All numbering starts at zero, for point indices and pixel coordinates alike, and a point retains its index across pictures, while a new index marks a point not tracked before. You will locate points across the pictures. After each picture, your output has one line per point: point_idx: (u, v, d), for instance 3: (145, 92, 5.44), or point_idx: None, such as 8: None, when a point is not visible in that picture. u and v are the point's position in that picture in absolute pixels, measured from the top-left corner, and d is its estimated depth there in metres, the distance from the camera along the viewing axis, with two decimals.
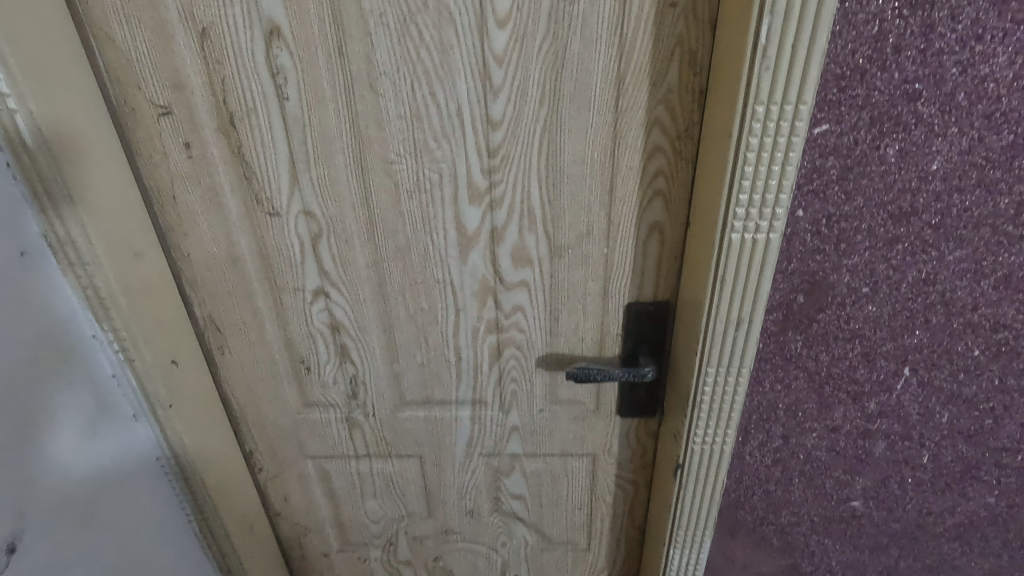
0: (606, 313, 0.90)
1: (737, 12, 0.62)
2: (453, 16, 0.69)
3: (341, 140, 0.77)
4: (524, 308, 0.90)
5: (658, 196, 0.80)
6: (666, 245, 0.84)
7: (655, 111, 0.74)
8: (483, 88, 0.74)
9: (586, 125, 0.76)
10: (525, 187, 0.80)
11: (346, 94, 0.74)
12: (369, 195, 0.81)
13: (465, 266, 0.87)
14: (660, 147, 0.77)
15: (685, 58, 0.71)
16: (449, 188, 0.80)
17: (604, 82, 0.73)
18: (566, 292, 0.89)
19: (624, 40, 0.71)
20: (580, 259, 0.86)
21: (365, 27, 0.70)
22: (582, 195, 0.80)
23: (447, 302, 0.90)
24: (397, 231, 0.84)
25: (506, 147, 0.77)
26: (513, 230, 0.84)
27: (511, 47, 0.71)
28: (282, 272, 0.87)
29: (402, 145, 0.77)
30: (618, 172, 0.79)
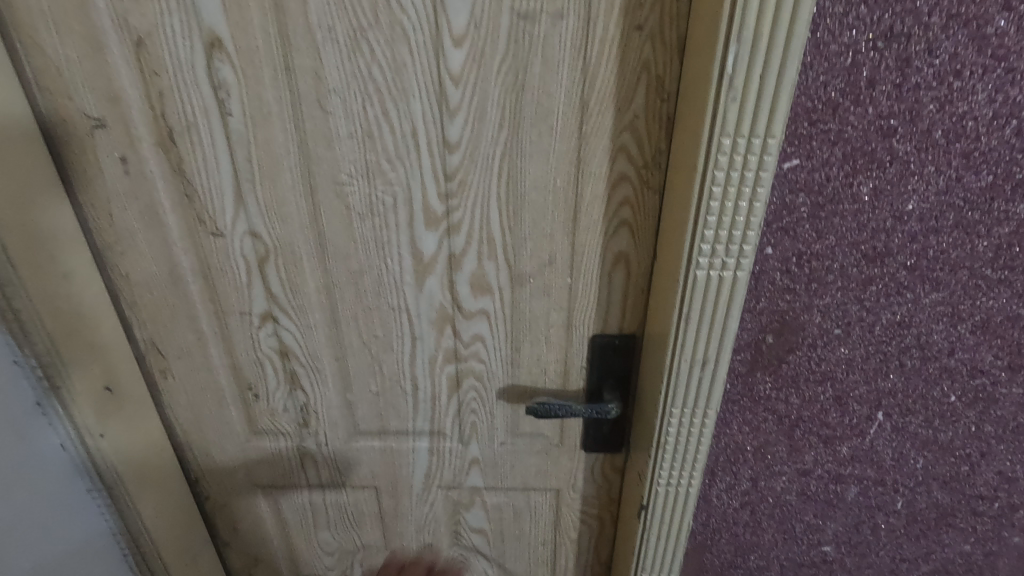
0: (570, 345, 0.86)
1: (704, 38, 0.58)
2: (406, 32, 0.65)
3: (288, 159, 0.72)
4: (483, 338, 0.86)
5: (624, 226, 0.76)
6: (632, 277, 0.80)
7: (621, 138, 0.70)
8: (439, 108, 0.69)
9: (548, 151, 0.72)
10: (484, 212, 0.76)
11: (294, 112, 0.70)
12: (318, 216, 0.76)
13: (421, 293, 0.82)
14: (626, 175, 0.73)
15: (651, 84, 0.67)
16: (404, 213, 0.76)
17: (568, 106, 0.69)
18: (528, 323, 0.84)
19: (587, 65, 0.66)
20: (542, 289, 0.82)
21: (313, 42, 0.66)
22: (544, 223, 0.76)
23: (402, 330, 0.86)
24: (348, 256, 0.79)
25: (463, 172, 0.73)
26: (471, 257, 0.79)
27: (469, 67, 0.67)
28: (226, 295, 0.83)
29: (353, 166, 0.73)
30: (582, 200, 0.75)
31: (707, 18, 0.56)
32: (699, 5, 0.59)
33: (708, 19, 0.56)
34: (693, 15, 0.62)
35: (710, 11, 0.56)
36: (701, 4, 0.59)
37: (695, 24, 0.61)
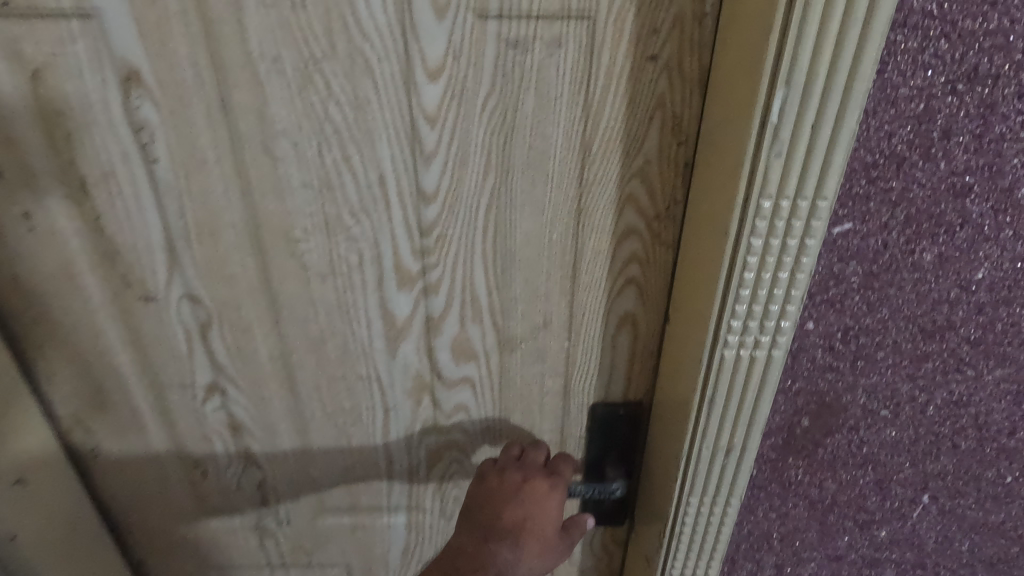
0: (567, 414, 0.75)
1: (734, 76, 0.47)
2: (369, 64, 0.53)
3: (230, 213, 0.60)
4: (467, 407, 0.74)
5: (632, 284, 0.65)
6: (639, 339, 0.69)
7: (629, 186, 0.59)
8: (412, 153, 0.57)
9: (542, 201, 0.60)
10: (467, 270, 0.64)
11: (234, 158, 0.57)
12: (269, 277, 0.64)
13: (393, 359, 0.71)
14: (634, 228, 0.61)
15: (666, 124, 0.56)
16: (371, 272, 0.64)
17: (566, 150, 0.57)
18: (519, 390, 0.73)
19: (590, 102, 0.55)
20: (535, 354, 0.70)
21: (254, 75, 0.53)
22: (537, 282, 0.65)
23: (373, 400, 0.74)
24: (307, 321, 0.67)
25: (441, 226, 0.62)
26: (452, 320, 0.68)
27: (447, 105, 0.55)
28: (164, 365, 0.70)
29: (308, 220, 0.61)
30: (582, 256, 0.63)
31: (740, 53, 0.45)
32: (728, 33, 0.48)
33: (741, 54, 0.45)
34: (719, 45, 0.50)
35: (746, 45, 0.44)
36: (730, 33, 0.48)
37: (721, 56, 0.50)
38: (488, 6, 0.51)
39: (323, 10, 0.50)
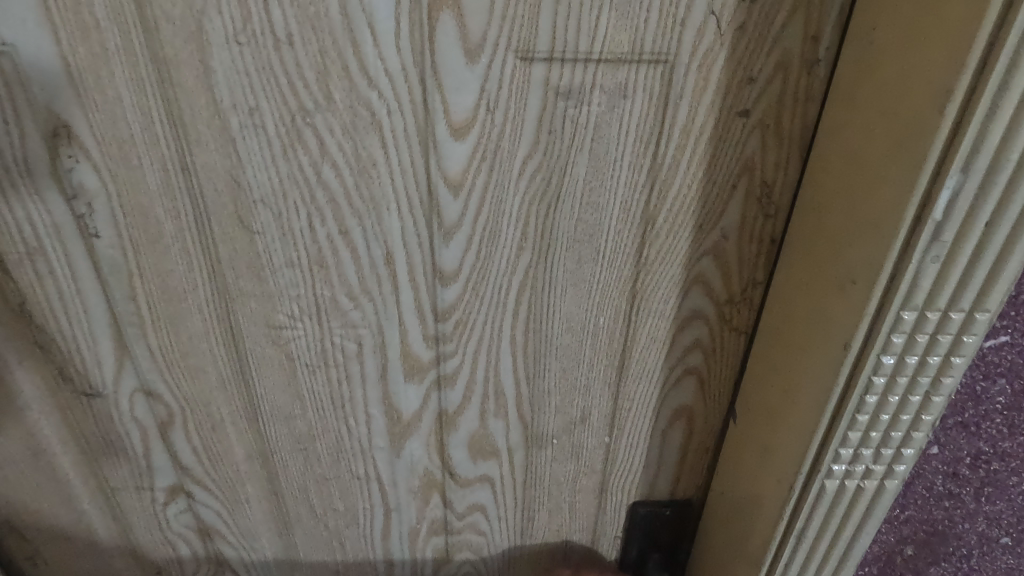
0: (602, 513, 0.63)
1: (867, 147, 0.35)
2: (377, 117, 0.41)
3: (195, 295, 0.47)
4: (484, 507, 0.63)
5: (692, 374, 0.53)
6: (695, 434, 0.58)
7: (699, 265, 0.47)
8: (428, 225, 0.45)
9: (588, 281, 0.48)
10: (491, 359, 0.52)
11: (199, 231, 0.45)
12: (245, 369, 0.52)
13: (397, 458, 0.58)
14: (700, 312, 0.50)
15: (752, 193, 0.44)
16: (372, 363, 0.52)
17: (624, 222, 0.45)
18: (547, 489, 0.61)
19: (659, 166, 0.43)
20: (568, 450, 0.58)
21: (224, 130, 0.40)
22: (577, 372, 0.53)
23: (372, 501, 0.61)
24: (292, 417, 0.55)
25: (462, 310, 0.49)
26: (470, 414, 0.56)
27: (475, 167, 0.43)
28: (115, 466, 0.57)
29: (294, 304, 0.48)
30: (633, 343, 0.52)
31: (883, 120, 0.33)
32: (854, 87, 0.36)
33: (885, 123, 0.33)
34: (834, 100, 0.39)
35: (894, 112, 0.32)
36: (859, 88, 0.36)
37: (839, 115, 0.38)
38: (535, 46, 0.39)
39: (316, 49, 0.38)
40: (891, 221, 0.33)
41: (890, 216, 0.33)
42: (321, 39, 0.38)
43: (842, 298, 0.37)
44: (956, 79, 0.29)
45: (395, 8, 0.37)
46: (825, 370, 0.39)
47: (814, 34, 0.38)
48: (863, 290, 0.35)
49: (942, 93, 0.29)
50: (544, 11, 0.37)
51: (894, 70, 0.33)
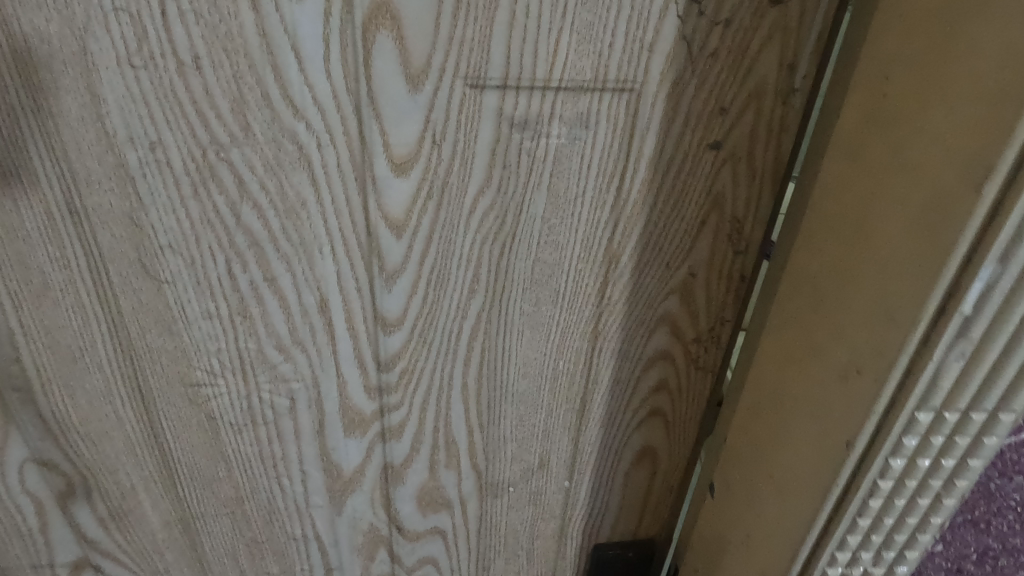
0: (561, 558, 0.59)
1: (875, 226, 0.31)
2: (305, 151, 0.35)
3: (93, 353, 0.41)
4: (436, 559, 0.58)
5: (657, 415, 0.50)
6: (659, 473, 0.54)
7: (666, 304, 0.44)
8: (368, 268, 0.40)
9: (547, 324, 0.44)
10: (441, 409, 0.47)
11: (95, 281, 0.38)
12: (159, 431, 0.45)
13: (337, 516, 0.53)
14: (667, 352, 0.46)
15: (722, 229, 0.41)
16: (308, 418, 0.46)
17: (585, 261, 0.41)
18: (503, 537, 0.57)
19: (622, 201, 0.39)
20: (526, 498, 0.54)
21: (120, 167, 0.34)
22: (535, 418, 0.49)
23: (310, 562, 0.56)
24: (216, 479, 0.48)
25: (408, 358, 0.44)
26: (419, 466, 0.51)
27: (421, 205, 0.38)
28: (5, 543, 0.49)
29: (214, 359, 0.42)
30: (595, 386, 0.48)
31: (899, 198, 0.29)
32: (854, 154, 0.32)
33: (901, 201, 0.29)
34: (826, 164, 0.34)
35: (913, 190, 0.28)
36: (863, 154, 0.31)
37: (836, 181, 0.33)
38: (487, 72, 0.34)
39: (229, 75, 0.32)
40: (908, 312, 0.29)
41: (907, 308, 0.29)
42: (236, 64, 0.32)
43: (846, 389, 0.33)
44: (995, 158, 0.25)
45: (323, 27, 0.32)
46: (826, 464, 0.35)
47: (789, 61, 0.35)
48: (873, 384, 0.31)
49: (978, 176, 0.26)
50: (497, 34, 0.33)
51: (915, 141, 0.28)
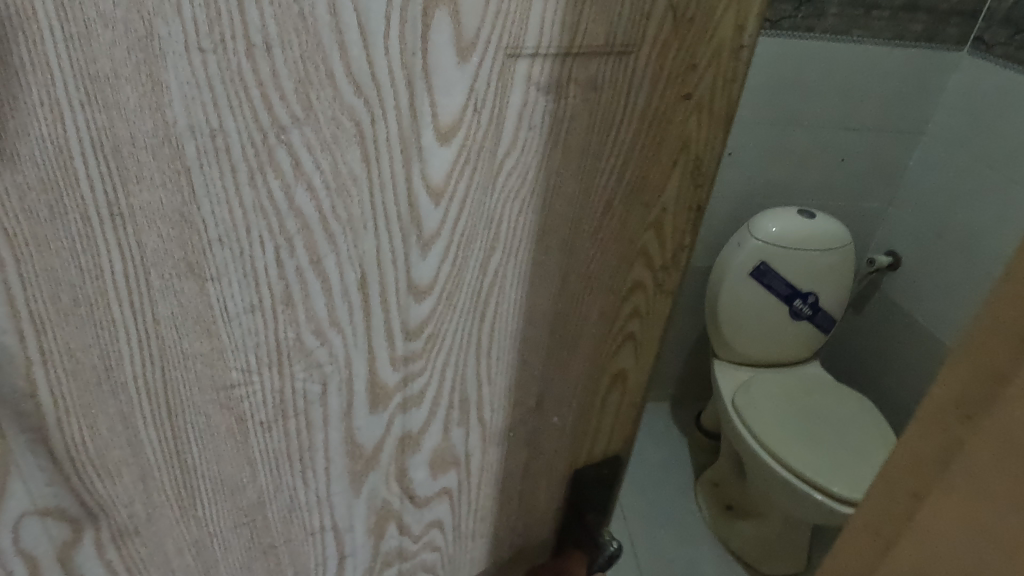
0: (545, 488, 0.66)
1: (966, 491, 0.28)
2: (361, 128, 0.36)
3: (121, 372, 0.37)
4: (443, 520, 0.61)
5: (629, 339, 0.58)
6: (628, 392, 0.62)
7: (642, 239, 0.51)
8: (406, 238, 0.42)
9: (551, 268, 0.49)
10: (459, 368, 0.51)
11: (130, 291, 0.35)
12: (184, 446, 0.42)
13: (355, 498, 0.53)
14: (640, 280, 0.54)
15: (687, 167, 0.49)
16: (337, 401, 0.46)
17: (585, 208, 0.47)
18: (501, 481, 0.62)
19: (617, 151, 0.45)
20: (522, 437, 0.60)
21: (176, 160, 0.33)
22: (534, 359, 0.54)
23: (325, 553, 0.55)
24: (239, 486, 0.47)
25: (434, 322, 0.47)
26: (434, 430, 0.53)
27: (460, 172, 0.41)
28: None
29: (252, 355, 0.41)
30: (583, 321, 0.54)
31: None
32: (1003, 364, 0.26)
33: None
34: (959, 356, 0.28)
35: None
36: (952, 455, 0.29)
37: (950, 406, 0.28)
38: (524, 42, 0.38)
39: (297, 55, 0.32)
40: None
41: None
42: (304, 43, 0.32)
43: None
44: None
45: (388, 3, 0.33)
46: None
47: (741, 23, 0.43)
48: None
49: None
50: (533, 6, 0.37)
51: None
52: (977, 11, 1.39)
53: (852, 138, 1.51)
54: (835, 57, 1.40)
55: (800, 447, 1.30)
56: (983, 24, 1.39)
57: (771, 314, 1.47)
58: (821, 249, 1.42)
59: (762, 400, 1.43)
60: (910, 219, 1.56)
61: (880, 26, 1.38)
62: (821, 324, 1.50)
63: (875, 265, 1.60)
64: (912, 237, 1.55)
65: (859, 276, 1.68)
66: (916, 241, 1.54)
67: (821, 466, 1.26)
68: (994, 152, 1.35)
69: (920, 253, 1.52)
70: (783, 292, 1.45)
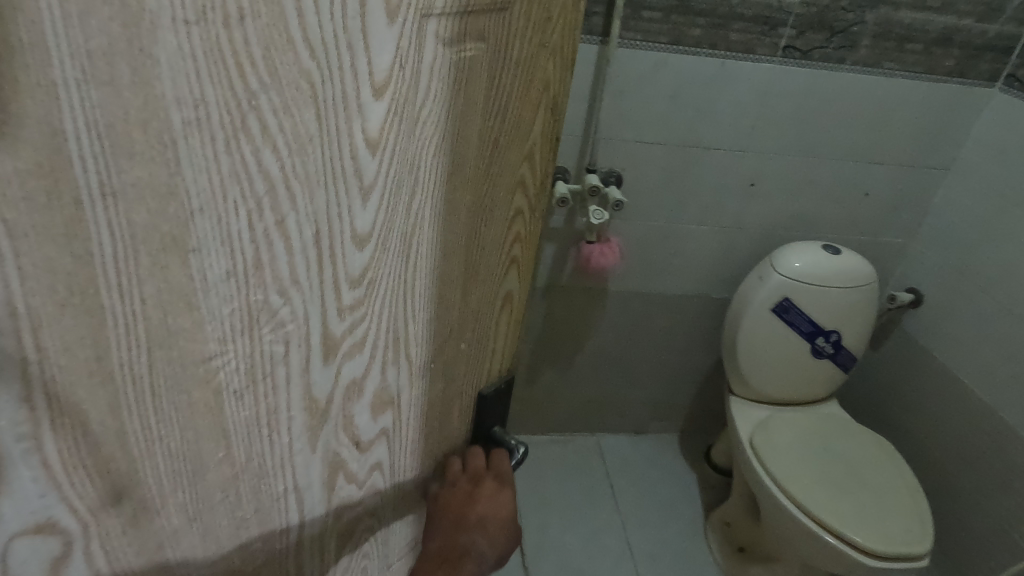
0: (454, 409, 0.68)
1: None
2: (314, 88, 0.39)
3: (112, 357, 0.38)
4: (383, 462, 0.63)
5: (513, 264, 0.62)
6: (514, 310, 0.66)
7: (519, 171, 0.56)
8: (349, 189, 0.44)
9: (449, 206, 0.52)
10: (393, 311, 0.53)
11: (123, 270, 0.35)
12: (165, 429, 0.43)
13: (312, 454, 0.55)
14: (520, 209, 0.59)
15: (547, 106, 0.55)
16: (297, 360, 0.48)
17: (477, 147, 0.51)
18: (426, 414, 0.65)
19: (500, 94, 0.50)
20: (439, 371, 0.63)
21: (164, 133, 0.34)
22: (437, 297, 0.57)
23: (286, 515, 0.57)
24: (215, 460, 0.47)
25: (373, 269, 0.49)
26: (374, 373, 0.55)
27: (391, 123, 0.44)
28: None
29: (227, 322, 0.42)
30: (478, 251, 0.57)
31: None
32: None
33: None
34: None
35: None
36: None
37: None
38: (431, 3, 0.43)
39: (265, 23, 0.35)
40: None
41: None
42: (270, 12, 0.35)
43: None
44: None
45: None
46: None
47: None
48: None
49: None
50: None
51: None
52: (982, 49, 1.74)
53: (866, 148, 1.88)
54: (852, 88, 1.77)
55: (841, 509, 1.71)
56: (989, 57, 1.75)
57: (795, 349, 1.97)
58: (831, 282, 1.89)
59: (795, 474, 1.81)
60: (931, 262, 1.98)
61: (904, 60, 1.74)
62: (842, 360, 2.01)
63: (897, 301, 1.99)
64: (966, 181, 1.88)
65: (882, 309, 2.08)
66: (937, 281, 1.94)
67: (861, 528, 1.66)
68: (1003, 180, 1.77)
69: (937, 293, 1.94)
70: (806, 328, 1.94)
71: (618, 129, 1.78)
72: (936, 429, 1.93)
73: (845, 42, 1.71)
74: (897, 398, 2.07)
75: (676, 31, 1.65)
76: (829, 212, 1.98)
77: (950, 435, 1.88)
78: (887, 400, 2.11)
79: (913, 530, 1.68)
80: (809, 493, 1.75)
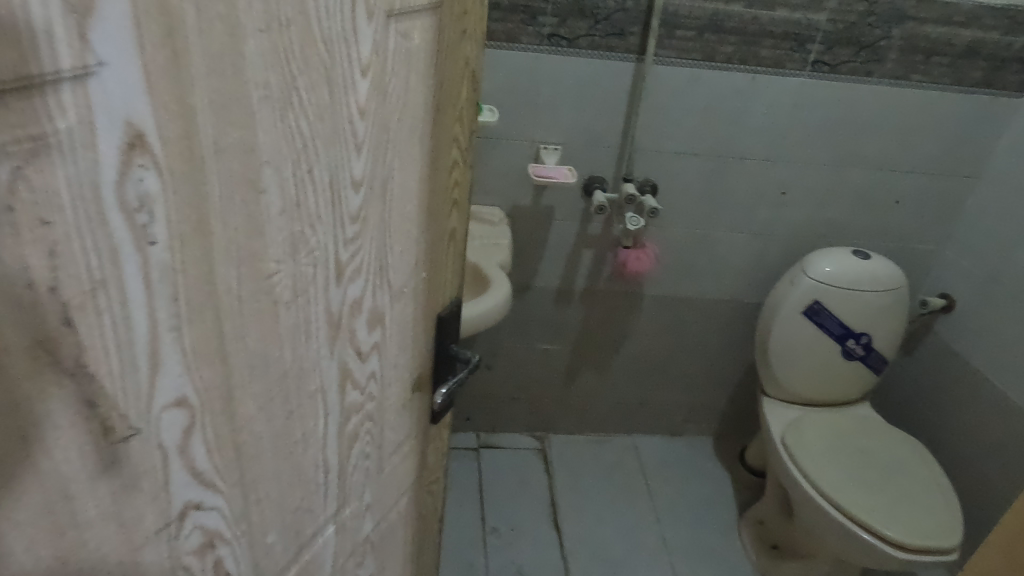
0: (422, 326, 0.86)
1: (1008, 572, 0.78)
2: (326, 72, 0.56)
3: (218, 271, 0.53)
4: (376, 372, 0.79)
5: (454, 203, 0.83)
6: (456, 240, 0.87)
7: (454, 129, 0.77)
8: (348, 144, 0.62)
9: (406, 154, 0.70)
10: (378, 240, 0.71)
11: (224, 204, 0.52)
12: (246, 331, 0.58)
13: (332, 360, 0.71)
14: (455, 158, 0.80)
15: (468, 77, 0.76)
16: (322, 277, 0.65)
17: (424, 109, 0.71)
18: (403, 331, 0.82)
19: (439, 70, 0.70)
20: (406, 296, 0.80)
21: (247, 107, 0.51)
22: (404, 226, 0.74)
23: (318, 414, 0.72)
24: (274, 359, 0.63)
25: (364, 208, 0.67)
26: (369, 294, 0.72)
27: (373, 97, 0.62)
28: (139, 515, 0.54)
29: (280, 246, 0.59)
30: (432, 191, 0.77)
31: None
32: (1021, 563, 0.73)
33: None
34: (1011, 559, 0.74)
35: None
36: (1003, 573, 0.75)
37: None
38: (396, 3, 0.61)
39: (300, 29, 0.53)
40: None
41: None
42: (302, 21, 0.52)
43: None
44: None
45: None
46: None
47: None
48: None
49: None
50: None
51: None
52: (1010, 60, 1.80)
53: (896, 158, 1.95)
54: (878, 99, 1.86)
55: (872, 506, 1.75)
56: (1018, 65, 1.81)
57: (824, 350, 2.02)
58: (861, 285, 1.95)
59: (828, 471, 1.85)
60: (964, 266, 2.00)
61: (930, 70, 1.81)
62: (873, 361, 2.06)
63: (929, 307, 2.04)
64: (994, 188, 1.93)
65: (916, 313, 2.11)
66: (973, 287, 1.97)
67: (894, 524, 1.71)
68: None
69: (971, 296, 1.97)
70: (837, 331, 1.99)
71: (653, 138, 1.91)
72: (964, 429, 1.96)
73: (870, 56, 1.79)
74: (925, 400, 2.11)
75: (707, 48, 1.78)
76: (859, 219, 2.05)
77: (980, 436, 1.91)
78: (920, 403, 2.13)
79: (939, 524, 1.72)
80: (838, 489, 1.80)
